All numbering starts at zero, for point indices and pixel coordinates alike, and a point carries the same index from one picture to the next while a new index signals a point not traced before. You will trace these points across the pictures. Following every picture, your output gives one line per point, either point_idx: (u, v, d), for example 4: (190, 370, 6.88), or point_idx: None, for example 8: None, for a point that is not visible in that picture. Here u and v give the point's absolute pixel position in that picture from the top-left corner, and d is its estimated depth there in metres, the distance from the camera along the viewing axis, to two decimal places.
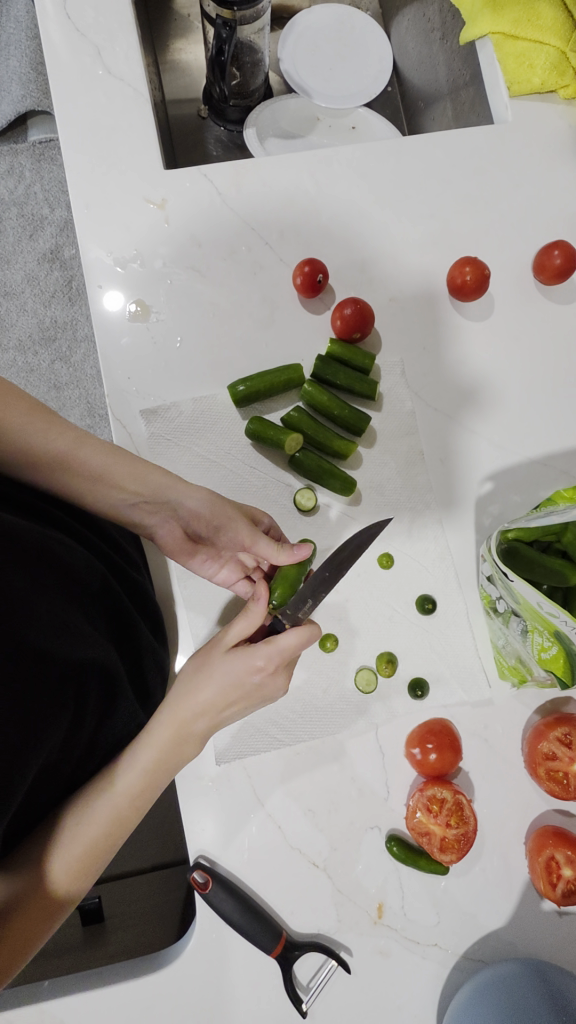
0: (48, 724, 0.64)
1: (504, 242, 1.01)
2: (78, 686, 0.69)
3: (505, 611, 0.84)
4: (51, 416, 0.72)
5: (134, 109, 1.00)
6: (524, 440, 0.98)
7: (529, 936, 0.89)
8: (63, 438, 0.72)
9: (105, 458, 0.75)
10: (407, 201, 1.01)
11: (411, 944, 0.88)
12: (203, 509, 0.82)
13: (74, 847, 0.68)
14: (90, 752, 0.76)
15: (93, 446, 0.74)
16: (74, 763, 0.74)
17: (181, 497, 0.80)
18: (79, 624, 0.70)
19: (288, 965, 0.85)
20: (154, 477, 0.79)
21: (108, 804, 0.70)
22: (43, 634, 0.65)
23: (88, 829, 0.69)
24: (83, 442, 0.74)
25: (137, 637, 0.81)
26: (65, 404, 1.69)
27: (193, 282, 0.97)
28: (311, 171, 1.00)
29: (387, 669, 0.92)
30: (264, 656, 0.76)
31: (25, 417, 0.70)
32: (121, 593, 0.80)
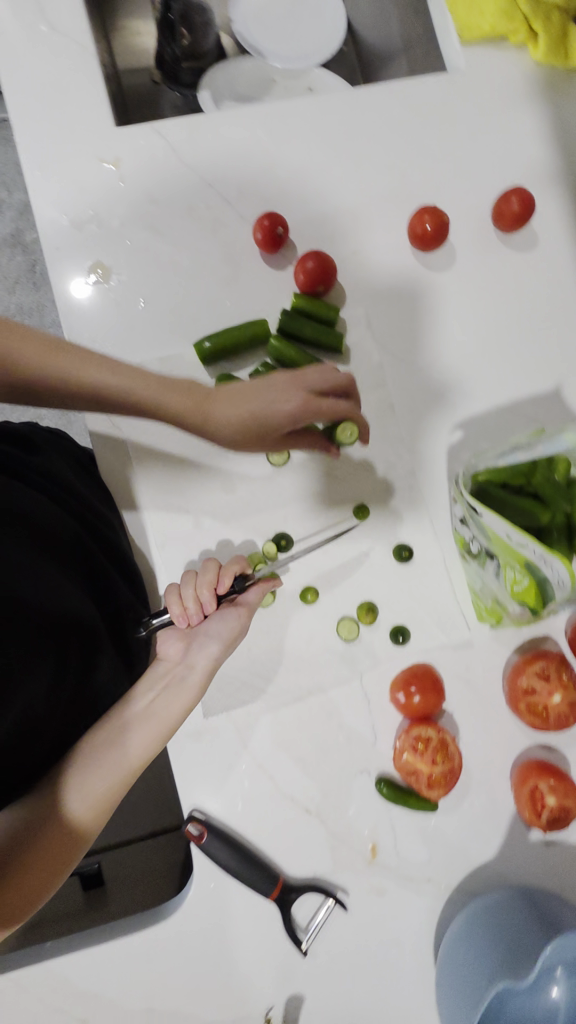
0: (29, 666, 0.67)
1: (463, 191, 1.02)
2: (56, 631, 0.72)
3: (480, 553, 0.85)
4: (65, 348, 0.74)
5: (83, 67, 0.97)
6: (492, 387, 0.99)
7: (518, 866, 0.92)
8: (88, 369, 0.75)
9: (131, 381, 0.77)
10: (364, 152, 1.00)
11: (405, 880, 0.91)
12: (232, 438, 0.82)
13: (89, 799, 0.70)
14: (77, 706, 0.79)
15: (120, 373, 0.76)
16: (64, 715, 0.76)
17: (214, 424, 0.81)
18: (48, 574, 0.74)
19: (286, 908, 0.87)
20: (172, 391, 0.79)
21: (122, 759, 0.73)
22: (16, 582, 0.69)
23: (106, 780, 0.72)
24: (101, 368, 0.75)
25: (112, 590, 0.85)
26: None
27: (153, 243, 0.96)
28: (266, 125, 0.99)
29: (368, 617, 0.93)
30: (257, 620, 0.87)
31: (47, 353, 0.72)
32: (93, 551, 0.84)
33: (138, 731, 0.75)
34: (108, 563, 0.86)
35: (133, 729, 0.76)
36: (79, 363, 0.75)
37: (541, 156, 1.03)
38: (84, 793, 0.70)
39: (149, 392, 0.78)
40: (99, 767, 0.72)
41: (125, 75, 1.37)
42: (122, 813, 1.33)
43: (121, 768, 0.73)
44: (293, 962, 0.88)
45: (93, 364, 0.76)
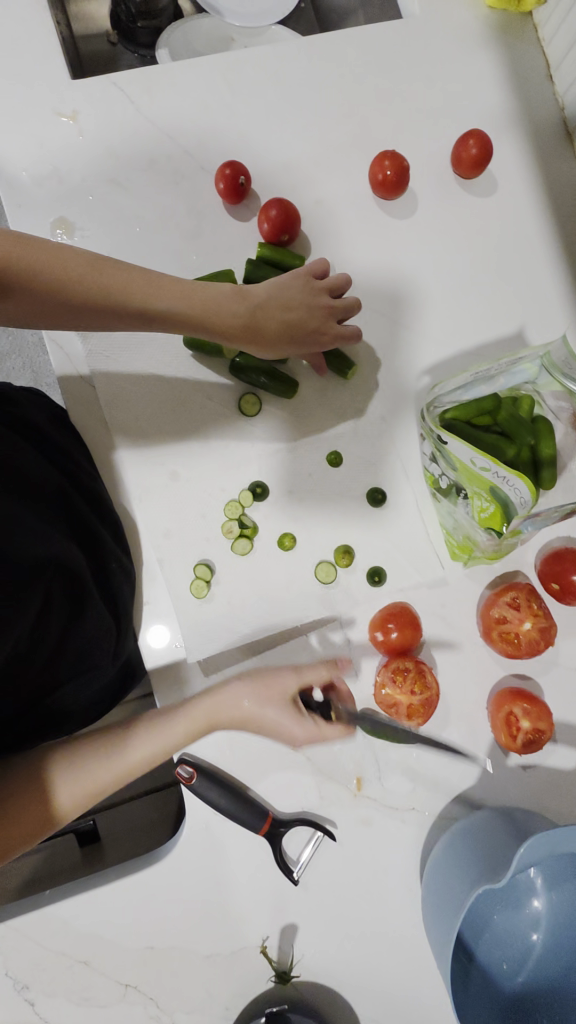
0: (15, 609, 0.70)
1: (421, 139, 1.03)
2: (46, 579, 0.75)
3: (449, 488, 0.89)
4: (107, 264, 0.82)
5: (35, 18, 0.96)
6: (458, 332, 1.01)
7: (497, 791, 0.96)
8: (127, 283, 0.82)
9: (176, 295, 0.85)
10: (323, 101, 1.01)
11: (390, 810, 0.94)
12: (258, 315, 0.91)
13: (74, 789, 0.80)
14: (61, 647, 0.82)
15: (164, 288, 0.84)
16: (48, 657, 0.80)
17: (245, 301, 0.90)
18: (35, 523, 0.77)
19: (277, 842, 0.89)
20: (217, 297, 0.88)
21: (120, 763, 0.82)
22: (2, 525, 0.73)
23: (97, 778, 0.81)
24: (154, 280, 0.84)
25: (97, 542, 0.88)
26: (7, 371, 1.65)
27: (116, 197, 0.96)
28: (224, 76, 0.99)
29: (345, 560, 0.96)
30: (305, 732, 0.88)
31: (87, 270, 0.80)
32: (77, 503, 0.88)
33: (138, 744, 0.84)
34: (93, 516, 0.89)
35: (134, 740, 0.84)
36: (117, 275, 0.81)
37: (497, 101, 1.04)
38: (72, 783, 0.80)
39: (192, 300, 0.86)
40: (95, 764, 0.82)
41: (80, 38, 1.33)
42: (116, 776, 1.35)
43: (114, 770, 0.82)
44: (286, 894, 0.91)
45: (138, 277, 0.83)
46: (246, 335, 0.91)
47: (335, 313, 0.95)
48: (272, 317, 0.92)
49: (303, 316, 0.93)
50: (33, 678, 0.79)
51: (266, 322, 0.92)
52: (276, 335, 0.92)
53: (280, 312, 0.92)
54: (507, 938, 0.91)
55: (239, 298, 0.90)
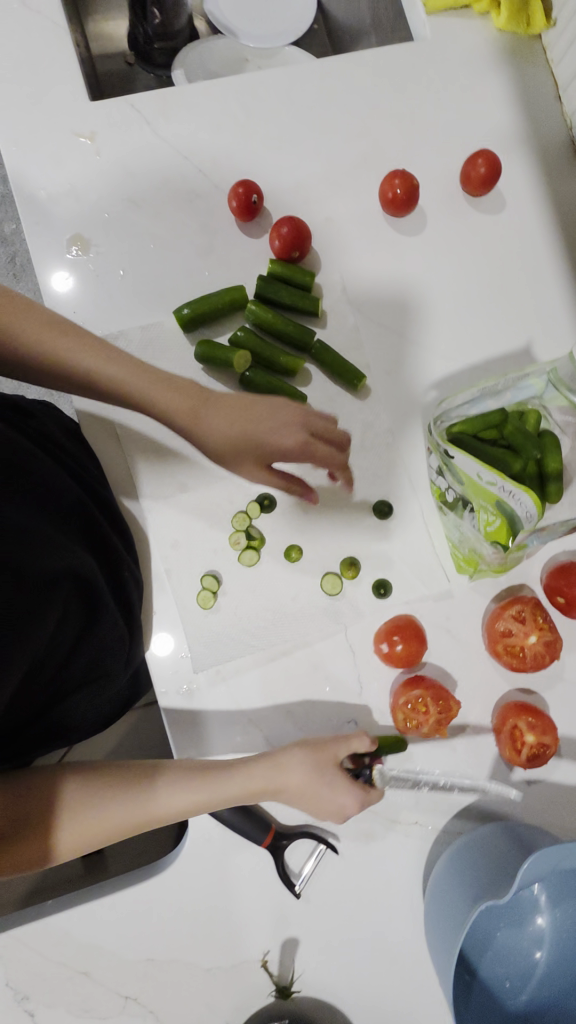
0: (38, 623, 0.71)
1: (431, 158, 1.05)
2: (65, 590, 0.76)
3: (455, 502, 0.89)
4: (64, 328, 0.80)
5: (54, 44, 0.99)
6: (465, 347, 1.02)
7: (501, 806, 0.96)
8: (79, 353, 0.81)
9: (125, 371, 0.83)
10: (335, 121, 1.03)
11: (393, 823, 0.94)
12: (221, 433, 0.87)
13: (81, 827, 0.75)
14: (74, 652, 0.83)
15: (113, 359, 0.82)
16: (59, 665, 0.81)
17: (202, 416, 0.87)
18: (60, 535, 0.77)
19: (279, 854, 0.90)
20: (168, 386, 0.85)
21: (134, 813, 0.77)
22: (27, 536, 0.72)
23: (106, 824, 0.76)
24: (102, 355, 0.82)
25: (112, 553, 0.89)
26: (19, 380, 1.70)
27: (131, 215, 0.98)
28: (238, 97, 1.01)
29: (351, 573, 0.97)
30: (352, 800, 0.87)
31: (41, 333, 0.78)
32: (93, 513, 0.89)
33: (161, 801, 0.79)
34: (107, 527, 0.90)
35: (160, 794, 0.79)
36: (78, 348, 0.80)
37: (506, 122, 1.06)
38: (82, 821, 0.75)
39: (143, 389, 0.84)
40: (123, 798, 0.77)
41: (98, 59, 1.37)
42: None
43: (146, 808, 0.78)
44: (287, 907, 0.91)
45: (94, 349, 0.82)
46: (185, 427, 0.87)
47: (311, 431, 0.88)
48: (209, 426, 0.87)
49: (257, 427, 0.87)
50: (47, 682, 0.80)
51: (208, 428, 0.87)
52: (218, 438, 0.87)
53: (229, 418, 0.87)
54: (510, 954, 0.90)
55: (181, 390, 0.86)
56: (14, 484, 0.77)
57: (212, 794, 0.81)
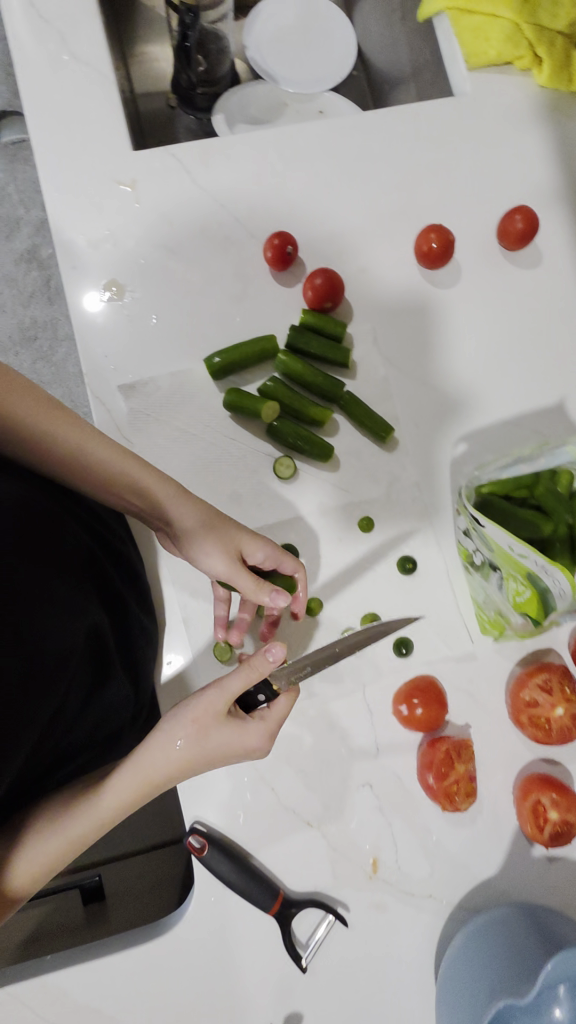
0: (45, 705, 0.70)
1: (468, 212, 1.04)
2: (73, 665, 0.75)
3: (483, 565, 0.87)
4: (52, 405, 0.76)
5: (101, 94, 1.01)
6: (497, 403, 1.01)
7: (520, 883, 0.91)
8: (67, 433, 0.76)
9: (110, 455, 0.79)
10: (372, 173, 1.03)
11: (406, 896, 0.90)
12: (194, 526, 0.83)
13: (30, 866, 0.70)
14: (82, 716, 0.82)
15: (99, 441, 0.78)
16: (64, 733, 0.80)
17: (174, 510, 0.82)
18: (74, 604, 0.76)
19: (286, 923, 0.86)
20: (148, 473, 0.81)
21: (71, 831, 0.71)
22: (36, 608, 0.71)
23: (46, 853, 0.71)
24: (88, 436, 0.78)
25: (125, 613, 0.87)
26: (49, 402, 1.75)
27: (167, 262, 0.99)
28: (277, 149, 1.02)
29: (372, 630, 0.94)
30: (256, 738, 0.77)
31: (30, 411, 0.74)
32: (110, 573, 0.86)
33: (89, 816, 0.72)
34: (122, 584, 0.89)
35: (102, 797, 0.73)
36: (63, 427, 0.76)
37: (546, 178, 1.05)
38: (28, 863, 0.70)
39: (121, 478, 0.80)
40: (63, 829, 0.72)
41: (141, 99, 1.37)
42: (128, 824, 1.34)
43: (78, 835, 0.72)
44: (293, 979, 0.87)
45: (83, 430, 0.78)
46: (160, 512, 0.83)
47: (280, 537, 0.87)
48: (179, 516, 0.82)
49: (219, 533, 0.83)
50: (54, 748, 0.79)
51: (177, 519, 0.83)
52: (182, 528, 0.83)
53: (200, 515, 0.82)
54: None
55: (157, 479, 0.81)
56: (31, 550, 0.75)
57: (129, 788, 0.74)
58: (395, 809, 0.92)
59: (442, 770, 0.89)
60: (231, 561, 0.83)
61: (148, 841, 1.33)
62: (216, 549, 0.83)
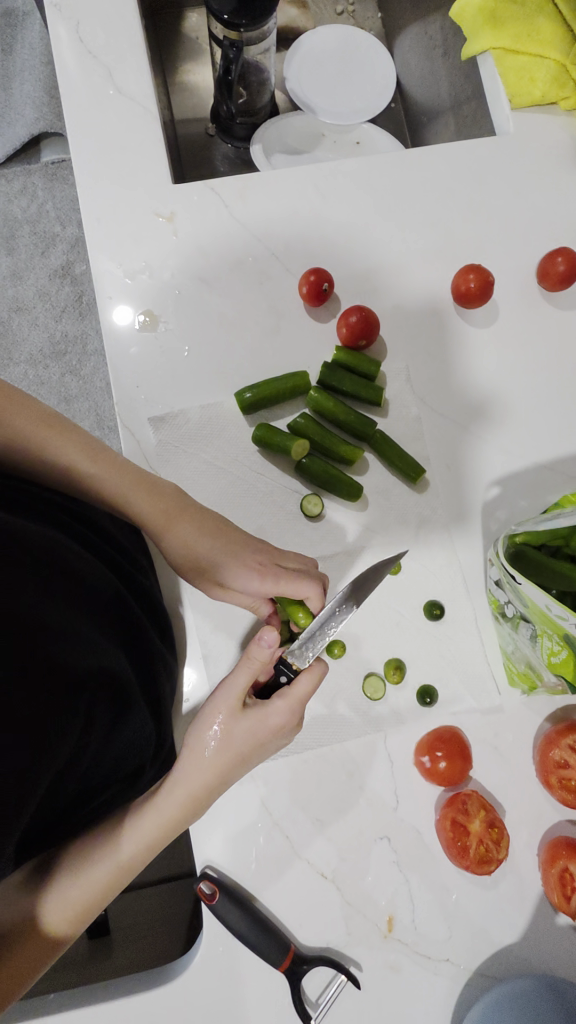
0: (61, 736, 0.68)
1: (507, 252, 1.03)
2: (91, 696, 0.73)
3: (514, 616, 0.85)
4: (63, 426, 0.81)
5: (143, 126, 1.02)
6: (531, 446, 0.98)
7: (544, 952, 0.86)
8: (77, 453, 0.80)
9: (114, 471, 0.82)
10: (412, 211, 1.02)
11: (423, 959, 0.85)
12: (194, 542, 0.85)
13: (67, 902, 0.74)
14: (101, 764, 0.77)
15: (107, 459, 0.82)
16: (86, 775, 0.77)
17: (175, 526, 0.84)
18: (88, 633, 0.75)
19: (297, 980, 0.83)
20: (150, 494, 0.83)
21: (111, 861, 0.76)
22: (53, 637, 0.70)
23: (85, 891, 0.74)
24: (96, 454, 0.81)
25: (146, 647, 0.86)
26: (75, 416, 1.76)
27: (201, 294, 0.99)
28: (316, 184, 1.02)
29: (395, 676, 0.92)
30: (281, 712, 0.82)
31: (45, 431, 0.79)
32: (130, 606, 0.85)
33: (129, 842, 0.77)
34: (143, 617, 0.88)
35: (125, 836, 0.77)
36: (72, 446, 0.80)
37: None
38: (64, 901, 0.74)
39: (128, 493, 0.82)
40: (95, 862, 0.76)
41: (179, 125, 1.36)
42: None
43: (112, 863, 0.76)
44: None
45: (87, 448, 0.81)
46: (160, 536, 0.85)
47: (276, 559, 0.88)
48: (185, 538, 0.85)
49: (227, 554, 0.86)
50: (73, 796, 0.75)
51: (182, 543, 0.85)
52: (187, 553, 0.85)
53: (205, 537, 0.85)
54: None
55: (158, 497, 0.84)
56: (50, 582, 0.74)
57: (169, 807, 0.79)
58: (414, 865, 0.88)
59: (460, 841, 0.84)
60: (217, 583, 0.88)
61: (154, 874, 1.33)
62: (203, 569, 0.87)
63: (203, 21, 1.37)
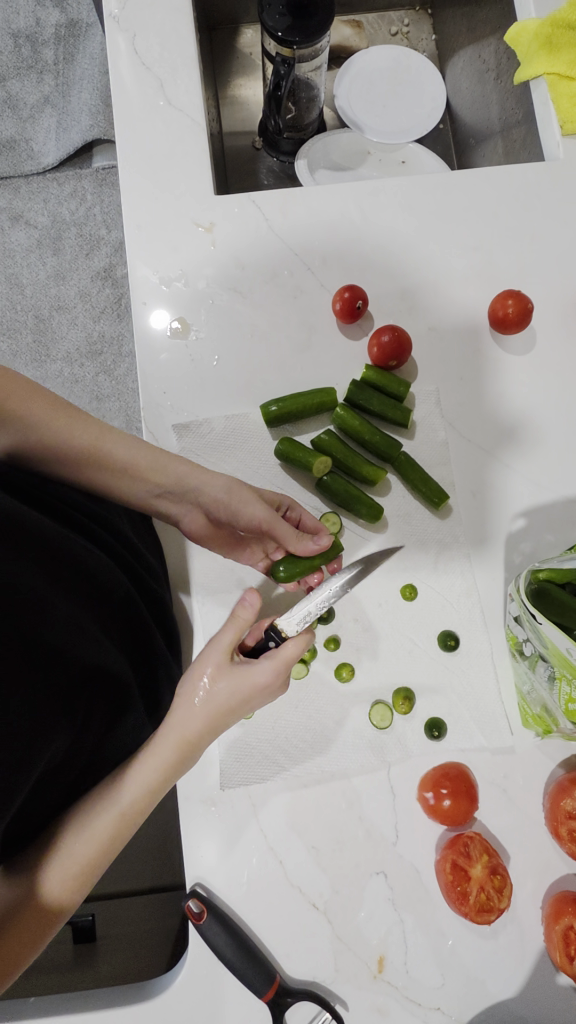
0: (55, 726, 0.68)
1: (549, 279, 1.01)
2: (87, 690, 0.73)
3: (532, 655, 0.82)
4: (76, 412, 0.79)
5: (191, 137, 1.03)
6: (560, 479, 0.95)
7: (542, 1013, 0.82)
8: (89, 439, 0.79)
9: (130, 452, 0.81)
10: (453, 234, 1.01)
11: (412, 1005, 0.82)
12: (223, 493, 0.86)
13: (64, 870, 0.69)
14: (94, 760, 0.78)
15: (117, 438, 0.81)
16: (78, 773, 0.76)
17: (203, 483, 0.86)
18: (91, 628, 0.75)
19: (279, 1012, 0.80)
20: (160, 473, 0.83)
21: (113, 813, 0.72)
22: (53, 627, 0.70)
23: (87, 847, 0.70)
24: (105, 431, 0.80)
25: (150, 650, 0.85)
26: (105, 414, 1.78)
27: (234, 305, 0.99)
28: (358, 201, 1.02)
29: (403, 706, 0.89)
30: (267, 670, 0.77)
31: (55, 419, 0.77)
32: (139, 603, 0.84)
33: (126, 790, 0.73)
34: (150, 616, 0.87)
35: (127, 781, 0.74)
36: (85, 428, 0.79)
37: None
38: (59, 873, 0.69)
39: (149, 466, 0.83)
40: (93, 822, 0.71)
41: (227, 137, 1.37)
42: (129, 861, 1.32)
43: (111, 815, 0.72)
44: None
45: (102, 432, 0.80)
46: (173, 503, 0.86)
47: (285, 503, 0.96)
48: (209, 489, 0.86)
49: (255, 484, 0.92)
50: (64, 792, 0.75)
51: (208, 495, 0.86)
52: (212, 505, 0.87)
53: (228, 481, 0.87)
54: None
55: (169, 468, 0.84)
56: (57, 571, 0.74)
57: (160, 748, 0.75)
58: (410, 905, 0.85)
59: (460, 888, 0.80)
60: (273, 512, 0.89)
61: (145, 883, 1.31)
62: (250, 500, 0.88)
63: (258, 37, 1.39)
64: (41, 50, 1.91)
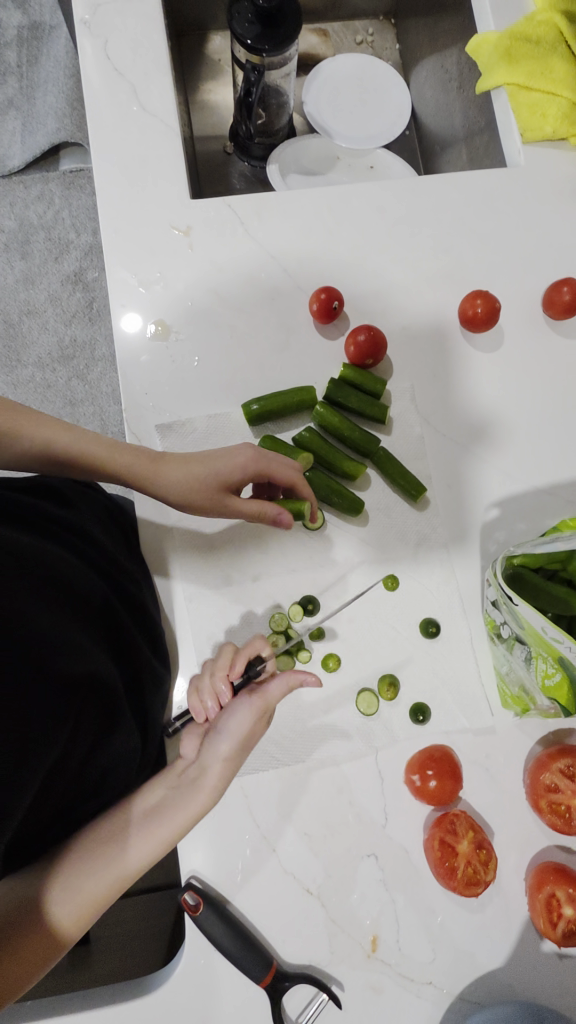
0: (47, 734, 0.68)
1: (514, 280, 1.05)
2: (78, 700, 0.73)
3: (509, 637, 0.86)
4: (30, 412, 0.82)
5: (164, 142, 1.05)
6: (530, 469, 1.00)
7: (528, 980, 0.85)
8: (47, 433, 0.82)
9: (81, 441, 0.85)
10: (423, 236, 1.05)
11: (405, 981, 0.84)
12: (179, 483, 0.88)
13: (65, 909, 0.70)
14: (83, 774, 0.77)
15: (69, 431, 0.84)
16: (68, 786, 0.75)
17: (158, 473, 0.87)
18: (78, 637, 0.76)
19: (276, 997, 0.81)
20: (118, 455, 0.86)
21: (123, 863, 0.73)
22: (42, 636, 0.71)
23: (89, 893, 0.71)
24: (58, 428, 0.83)
25: (137, 660, 0.85)
26: (79, 420, 1.77)
27: (212, 307, 1.01)
28: (330, 206, 1.05)
29: (388, 693, 0.92)
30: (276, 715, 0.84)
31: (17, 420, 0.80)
32: (119, 612, 0.85)
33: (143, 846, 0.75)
34: (134, 625, 0.87)
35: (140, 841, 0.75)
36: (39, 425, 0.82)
37: None
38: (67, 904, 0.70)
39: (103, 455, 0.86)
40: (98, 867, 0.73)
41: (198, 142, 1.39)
42: None
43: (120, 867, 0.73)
44: None
45: (56, 427, 0.83)
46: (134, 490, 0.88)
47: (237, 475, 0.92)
48: (164, 480, 0.88)
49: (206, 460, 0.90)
50: (57, 801, 0.75)
51: (166, 487, 0.88)
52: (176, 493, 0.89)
53: (180, 468, 0.88)
54: None
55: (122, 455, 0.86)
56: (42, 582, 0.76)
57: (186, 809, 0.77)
58: (401, 885, 0.87)
59: (448, 863, 0.84)
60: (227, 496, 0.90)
61: None
62: (210, 486, 0.89)
63: (227, 43, 1.41)
64: (3, 51, 1.89)
